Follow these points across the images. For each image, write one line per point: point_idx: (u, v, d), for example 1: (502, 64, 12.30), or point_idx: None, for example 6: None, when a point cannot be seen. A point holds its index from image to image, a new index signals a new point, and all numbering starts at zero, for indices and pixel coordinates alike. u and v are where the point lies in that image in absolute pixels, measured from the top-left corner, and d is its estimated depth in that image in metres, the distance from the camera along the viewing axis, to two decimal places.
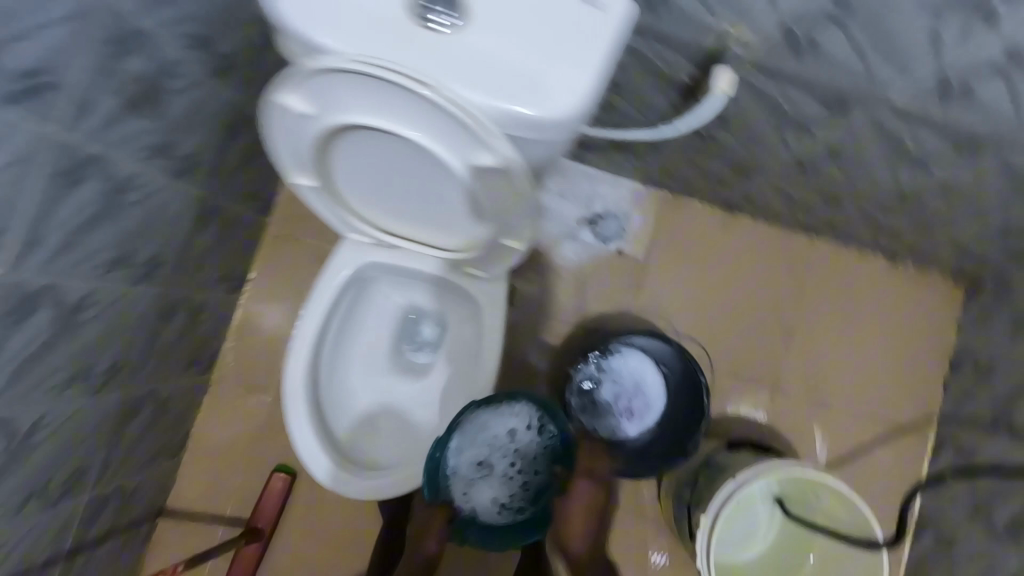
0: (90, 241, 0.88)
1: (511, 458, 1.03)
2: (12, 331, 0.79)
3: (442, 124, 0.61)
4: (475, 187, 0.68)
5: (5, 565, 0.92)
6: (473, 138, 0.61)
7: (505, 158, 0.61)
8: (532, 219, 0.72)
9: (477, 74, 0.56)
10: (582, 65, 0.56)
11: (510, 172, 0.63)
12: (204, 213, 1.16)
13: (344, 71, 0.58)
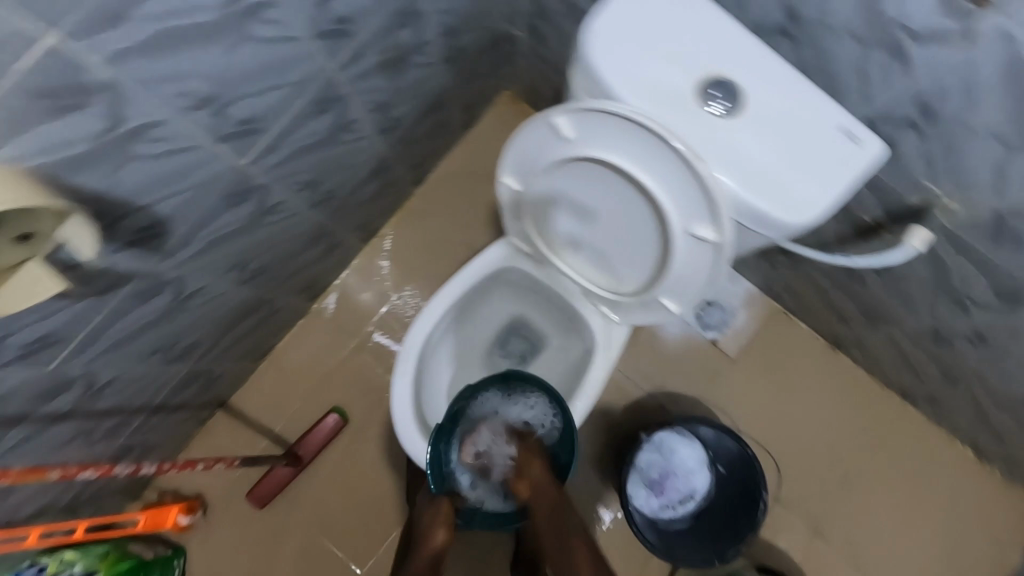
0: (304, 161, 1.00)
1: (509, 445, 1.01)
2: (224, 211, 0.90)
3: (682, 194, 0.65)
4: (675, 252, 0.71)
5: (115, 398, 1.02)
6: (704, 214, 0.65)
7: (722, 240, 0.66)
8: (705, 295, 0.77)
9: (734, 163, 0.62)
10: (829, 188, 0.61)
11: (719, 253, 0.67)
12: (379, 168, 1.28)
13: (622, 120, 0.63)
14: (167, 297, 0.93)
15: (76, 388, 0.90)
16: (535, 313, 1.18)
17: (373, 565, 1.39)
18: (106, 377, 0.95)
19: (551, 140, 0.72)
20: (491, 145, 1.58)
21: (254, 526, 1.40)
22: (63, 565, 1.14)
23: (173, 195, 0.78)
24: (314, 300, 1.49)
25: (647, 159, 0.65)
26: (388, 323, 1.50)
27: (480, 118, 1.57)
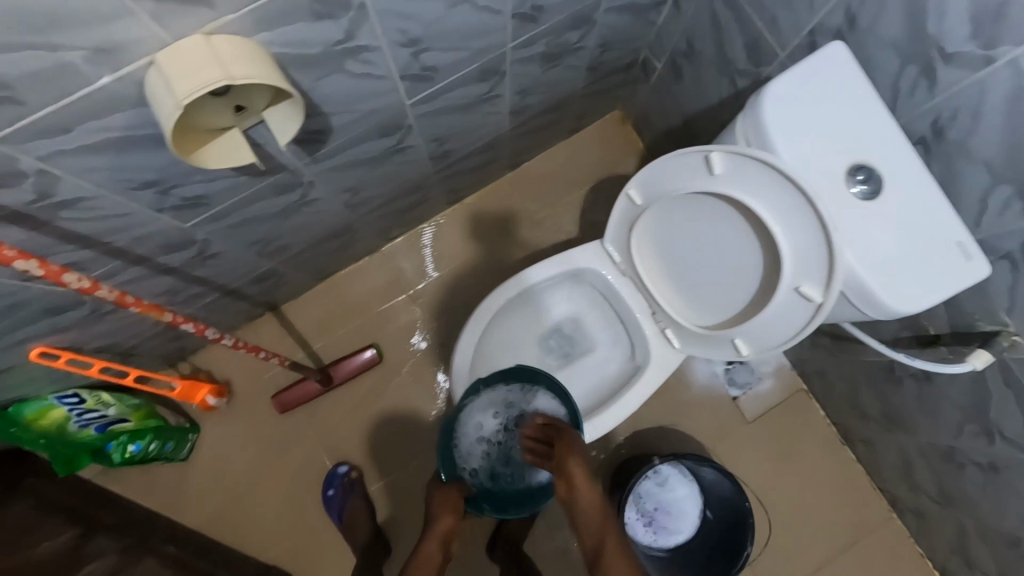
0: (447, 117, 1.08)
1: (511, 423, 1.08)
2: (372, 139, 0.98)
3: (803, 252, 0.73)
4: (775, 301, 0.79)
5: (209, 271, 1.10)
6: (816, 275, 0.73)
7: (824, 304, 0.74)
8: (779, 346, 0.85)
9: (861, 241, 0.70)
10: (936, 289, 0.69)
11: (815, 313, 0.76)
12: (494, 144, 1.36)
13: (775, 176, 0.71)
14: (294, 197, 1.01)
15: (190, 251, 0.98)
16: (595, 319, 1.26)
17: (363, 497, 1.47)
18: (215, 249, 1.03)
19: (693, 170, 0.80)
20: (588, 155, 1.66)
21: (268, 427, 1.48)
22: (99, 404, 1.22)
23: (347, 112, 0.86)
24: (386, 243, 1.57)
25: (781, 212, 0.73)
26: (446, 285, 1.58)
27: (586, 127, 1.66)
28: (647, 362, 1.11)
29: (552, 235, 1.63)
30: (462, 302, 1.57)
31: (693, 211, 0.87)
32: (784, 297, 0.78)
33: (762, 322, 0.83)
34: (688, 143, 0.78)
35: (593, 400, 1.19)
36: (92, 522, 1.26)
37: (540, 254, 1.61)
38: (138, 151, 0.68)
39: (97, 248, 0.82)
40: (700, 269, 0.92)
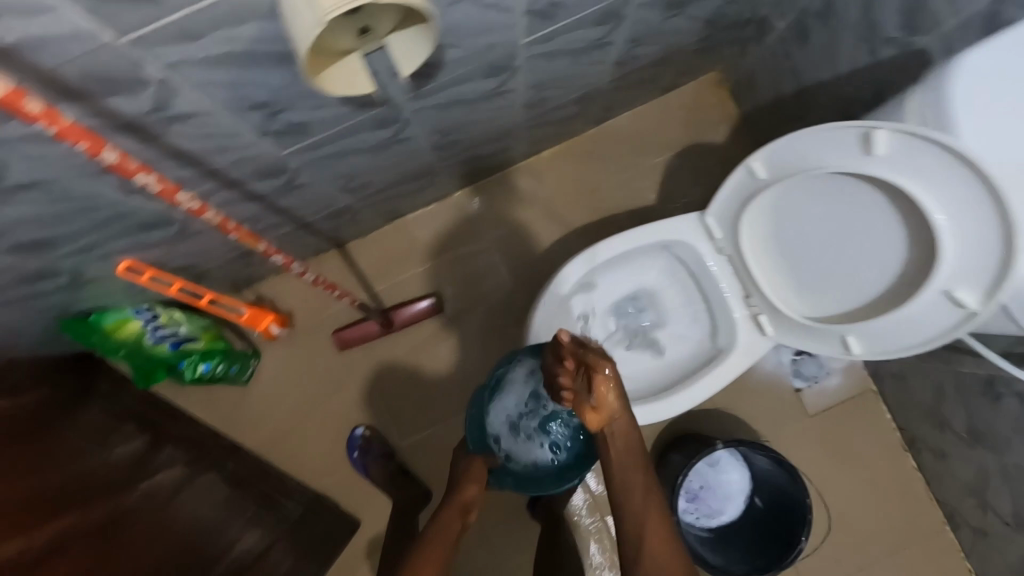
0: (554, 63, 1.00)
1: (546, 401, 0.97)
2: (477, 79, 0.92)
3: (968, 253, 0.68)
4: (917, 302, 0.74)
5: (291, 201, 1.07)
6: (981, 280, 0.68)
7: (981, 311, 0.69)
8: (900, 351, 0.80)
9: None
10: None
11: (967, 320, 0.71)
12: (587, 97, 1.27)
13: (961, 167, 0.64)
14: (388, 133, 0.96)
15: (280, 179, 0.95)
16: (670, 296, 1.20)
17: (411, 441, 1.49)
18: (303, 180, 1.00)
19: (850, 146, 0.73)
20: (677, 118, 1.56)
21: (326, 362, 1.50)
22: (173, 321, 1.24)
23: (465, 46, 0.79)
24: (457, 190, 1.53)
25: (950, 205, 0.67)
26: (513, 240, 1.53)
27: (679, 88, 1.54)
28: (732, 347, 1.06)
29: (628, 200, 1.55)
30: (528, 260, 1.53)
31: (829, 192, 0.80)
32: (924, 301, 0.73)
33: (887, 323, 0.78)
34: (854, 116, 0.71)
35: (664, 373, 1.15)
36: (160, 432, 1.32)
37: (613, 219, 1.54)
38: (259, 67, 0.63)
39: (197, 167, 0.79)
40: (817, 258, 0.86)
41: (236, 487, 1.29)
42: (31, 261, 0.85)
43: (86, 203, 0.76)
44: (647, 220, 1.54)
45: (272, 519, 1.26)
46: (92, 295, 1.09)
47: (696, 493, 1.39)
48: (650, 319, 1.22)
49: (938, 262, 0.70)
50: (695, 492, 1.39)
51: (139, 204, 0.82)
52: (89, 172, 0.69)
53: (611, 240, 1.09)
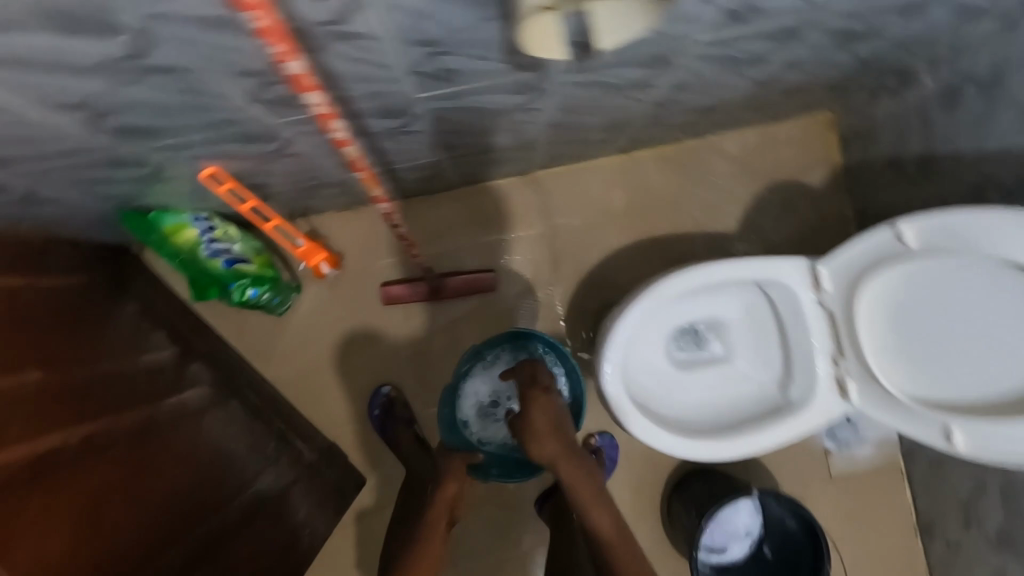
0: (708, 67, 0.93)
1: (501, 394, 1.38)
2: (633, 66, 0.84)
3: None
4: None
5: (392, 144, 1.00)
6: None
7: None
8: (997, 450, 0.85)
9: None
10: None
11: None
12: (710, 108, 1.20)
13: None
14: (520, 100, 0.89)
15: (396, 121, 0.88)
16: (742, 333, 1.16)
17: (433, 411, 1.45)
18: (415, 127, 0.93)
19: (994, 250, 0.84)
20: (777, 150, 1.49)
21: (365, 312, 1.44)
22: (227, 237, 1.18)
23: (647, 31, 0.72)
24: (538, 169, 1.46)
25: None
26: (582, 234, 1.48)
27: (789, 120, 1.47)
28: (808, 404, 1.02)
29: (707, 220, 1.49)
30: (592, 257, 1.48)
31: (970, 280, 0.88)
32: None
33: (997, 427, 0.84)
34: None
35: (723, 410, 1.11)
36: (188, 347, 1.27)
37: (687, 237, 1.49)
38: (453, 3, 0.56)
39: (331, 91, 0.72)
40: (930, 341, 0.93)
41: (259, 420, 1.25)
42: (124, 147, 0.78)
43: (208, 102, 0.69)
44: (721, 246, 1.49)
45: (291, 460, 1.23)
46: (160, 192, 1.02)
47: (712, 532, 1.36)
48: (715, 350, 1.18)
49: None
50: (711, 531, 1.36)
51: (256, 114, 0.75)
52: (229, 71, 0.62)
53: (710, 266, 1.02)
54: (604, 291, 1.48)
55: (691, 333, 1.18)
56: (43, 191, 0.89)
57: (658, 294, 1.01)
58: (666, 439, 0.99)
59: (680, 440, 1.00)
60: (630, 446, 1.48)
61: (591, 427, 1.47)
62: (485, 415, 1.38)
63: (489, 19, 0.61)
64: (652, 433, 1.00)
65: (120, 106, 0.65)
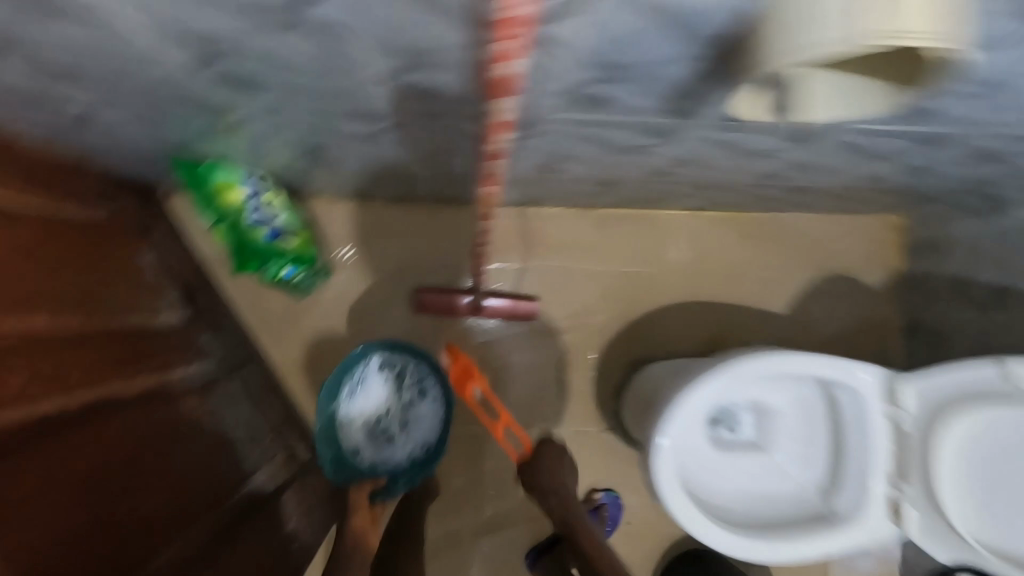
0: (839, 153, 0.88)
1: (387, 405, 1.19)
2: (773, 136, 0.79)
3: None
4: None
5: (489, 154, 0.92)
6: None
7: None
8: None
9: None
10: None
11: None
12: (800, 189, 1.16)
13: None
14: (642, 141, 0.83)
15: (512, 136, 0.81)
16: (789, 428, 1.08)
17: (462, 429, 1.38)
18: (524, 145, 0.86)
19: None
20: (844, 243, 1.46)
21: (394, 313, 1.34)
22: (272, 205, 1.07)
23: None
24: (603, 207, 1.41)
25: None
26: (633, 280, 1.42)
27: (860, 215, 1.45)
28: (857, 520, 0.96)
29: (759, 295, 1.44)
30: (638, 307, 1.42)
31: None
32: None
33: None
34: None
35: (750, 503, 1.04)
36: (202, 309, 1.16)
37: (735, 307, 1.44)
38: (669, 28, 0.50)
39: (470, 92, 0.65)
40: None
41: (258, 405, 1.14)
42: (215, 92, 0.69)
43: (335, 67, 0.61)
44: (769, 326, 1.44)
45: (286, 456, 1.12)
46: (224, 143, 0.92)
47: None
48: (750, 426, 1.11)
49: None
50: None
51: (376, 93, 0.68)
52: (379, 43, 0.54)
53: (784, 361, 0.94)
54: (640, 344, 1.41)
55: (734, 417, 1.12)
56: (101, 115, 0.80)
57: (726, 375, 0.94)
58: (702, 525, 0.93)
59: (721, 535, 0.94)
60: (634, 511, 1.40)
61: (600, 482, 1.38)
62: (376, 436, 1.18)
63: (681, 55, 0.54)
64: (695, 521, 0.93)
65: (239, 50, 0.57)
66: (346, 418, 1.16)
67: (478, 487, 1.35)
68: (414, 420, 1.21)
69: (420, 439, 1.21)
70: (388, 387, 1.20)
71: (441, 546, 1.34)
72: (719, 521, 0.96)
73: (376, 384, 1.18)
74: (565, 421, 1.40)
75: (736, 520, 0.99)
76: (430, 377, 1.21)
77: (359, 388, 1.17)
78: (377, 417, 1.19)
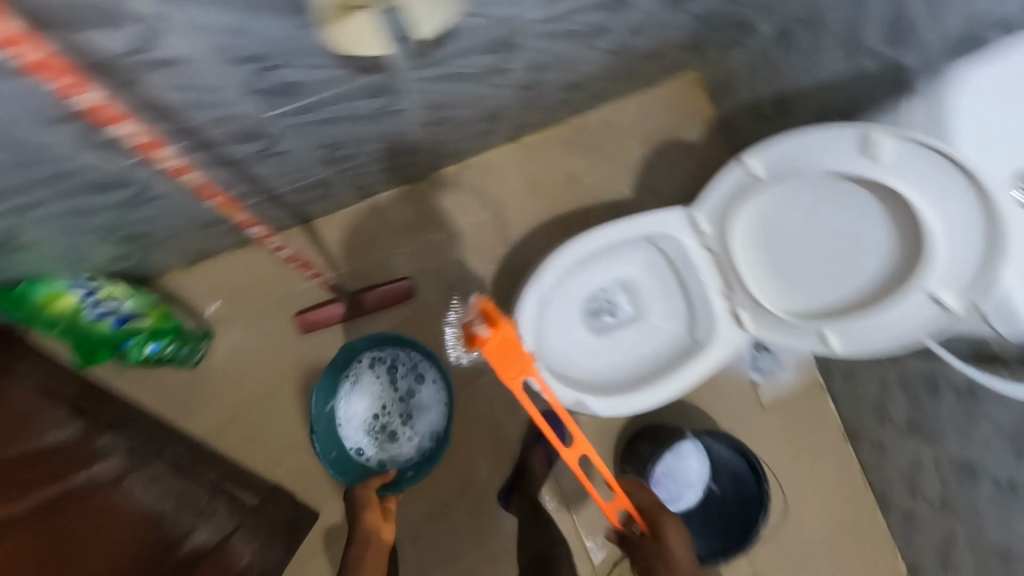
0: (557, 44, 0.97)
1: (387, 402, 1.37)
2: (481, 54, 0.88)
3: (961, 250, 0.72)
4: (907, 303, 0.79)
5: (266, 170, 0.99)
6: (960, 281, 0.73)
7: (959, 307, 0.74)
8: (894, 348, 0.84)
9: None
10: None
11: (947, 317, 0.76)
12: (577, 84, 1.26)
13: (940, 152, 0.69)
14: (380, 103, 0.91)
15: (260, 145, 0.87)
16: (651, 288, 1.22)
17: None
18: (281, 148, 0.92)
19: (848, 149, 0.77)
20: (656, 114, 1.57)
21: (287, 344, 1.41)
22: (113, 297, 1.12)
23: (478, 16, 0.74)
24: (434, 171, 1.48)
25: (942, 208, 0.72)
26: (489, 225, 1.51)
27: (660, 85, 1.57)
28: (711, 339, 1.10)
29: (604, 191, 1.55)
30: (504, 245, 1.51)
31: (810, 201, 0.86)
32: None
33: (881, 320, 0.82)
34: (854, 122, 0.75)
35: (637, 365, 1.18)
36: (101, 415, 1.20)
37: (588, 210, 1.55)
38: (263, 15, 0.56)
39: (171, 125, 0.71)
40: (828, 251, 0.87)
41: (190, 475, 1.20)
42: None
43: (34, 150, 0.66)
44: (623, 213, 1.55)
45: (233, 507, 1.18)
46: (26, 259, 0.96)
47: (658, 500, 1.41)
48: (626, 301, 1.24)
49: (934, 249, 0.74)
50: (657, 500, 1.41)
51: (97, 158, 0.73)
52: (42, 115, 0.60)
53: (592, 237, 1.09)
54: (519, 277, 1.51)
55: (612, 300, 1.24)
56: None
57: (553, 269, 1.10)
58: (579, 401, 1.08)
59: (600, 400, 1.09)
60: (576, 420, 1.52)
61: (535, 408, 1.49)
62: (384, 433, 1.36)
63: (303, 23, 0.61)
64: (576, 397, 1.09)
65: None
66: (348, 421, 1.35)
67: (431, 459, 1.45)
68: (415, 414, 1.37)
69: (424, 429, 1.36)
70: (384, 387, 1.37)
71: (420, 525, 1.43)
72: (600, 389, 1.12)
73: (372, 385, 1.36)
74: (483, 370, 1.49)
75: (621, 381, 1.15)
76: (421, 366, 1.38)
77: (357, 393, 1.35)
78: (379, 415, 1.36)
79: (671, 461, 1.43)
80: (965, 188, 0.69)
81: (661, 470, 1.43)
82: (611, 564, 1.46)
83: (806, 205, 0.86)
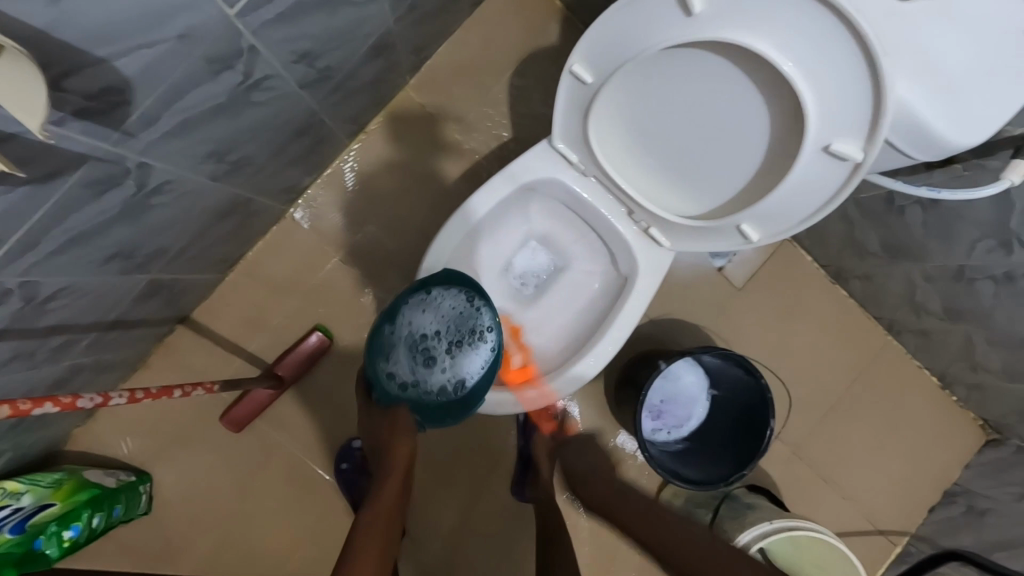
0: (303, 21, 0.78)
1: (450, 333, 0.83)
2: (205, 81, 0.69)
3: (844, 90, 0.57)
4: (804, 166, 0.64)
5: (58, 313, 0.82)
6: (855, 121, 0.59)
7: (862, 156, 0.60)
8: (807, 220, 0.70)
9: (909, 63, 0.58)
10: (1000, 84, 0.58)
11: (847, 171, 0.63)
12: (382, 45, 1.06)
13: None
14: (126, 189, 0.73)
15: (13, 302, 0.71)
16: (562, 234, 1.05)
17: None
18: (51, 289, 0.76)
19: (667, 11, 0.60)
20: (499, 33, 1.35)
21: (226, 447, 1.28)
22: (8, 497, 0.98)
23: (143, 48, 0.56)
24: (291, 203, 1.29)
25: (794, 41, 0.56)
26: (375, 233, 1.33)
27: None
28: (636, 271, 0.93)
29: (479, 141, 1.36)
30: (401, 247, 1.33)
31: (660, 86, 0.69)
32: (921, 31, 0.57)
33: (793, 188, 0.67)
34: None
35: (575, 326, 1.03)
36: None
37: (472, 170, 1.36)
38: None
39: None
40: (706, 131, 0.70)
41: None
42: None
43: None
44: (510, 156, 1.36)
45: None
46: None
47: (665, 429, 1.32)
48: (543, 259, 1.07)
49: (810, 102, 0.59)
50: (665, 429, 1.32)
51: None
52: None
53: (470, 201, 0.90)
54: None
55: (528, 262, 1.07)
56: None
57: (451, 240, 0.92)
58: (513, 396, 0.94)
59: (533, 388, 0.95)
60: None
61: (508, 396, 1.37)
62: (417, 354, 0.84)
63: None
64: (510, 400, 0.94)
65: None
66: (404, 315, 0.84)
67: (427, 491, 1.35)
68: (471, 347, 0.83)
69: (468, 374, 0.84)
70: (454, 311, 0.84)
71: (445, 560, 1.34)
72: (536, 377, 0.97)
73: (444, 304, 0.84)
74: None
75: (556, 354, 1.01)
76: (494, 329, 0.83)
77: (426, 301, 0.84)
78: (428, 332, 0.83)
79: (664, 385, 1.31)
80: (816, 15, 0.54)
81: (659, 398, 1.31)
82: (650, 504, 1.39)
83: (658, 91, 0.70)
